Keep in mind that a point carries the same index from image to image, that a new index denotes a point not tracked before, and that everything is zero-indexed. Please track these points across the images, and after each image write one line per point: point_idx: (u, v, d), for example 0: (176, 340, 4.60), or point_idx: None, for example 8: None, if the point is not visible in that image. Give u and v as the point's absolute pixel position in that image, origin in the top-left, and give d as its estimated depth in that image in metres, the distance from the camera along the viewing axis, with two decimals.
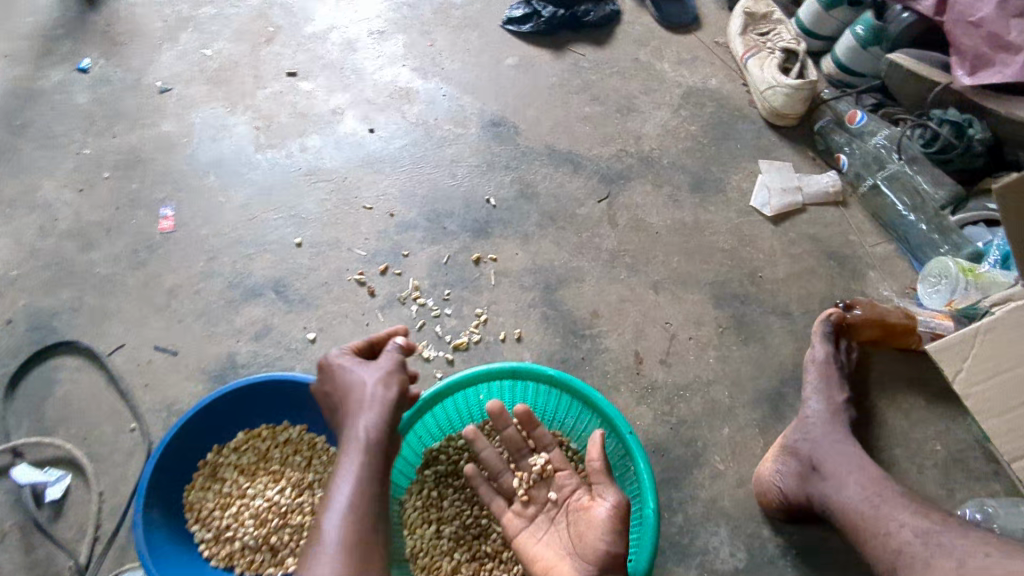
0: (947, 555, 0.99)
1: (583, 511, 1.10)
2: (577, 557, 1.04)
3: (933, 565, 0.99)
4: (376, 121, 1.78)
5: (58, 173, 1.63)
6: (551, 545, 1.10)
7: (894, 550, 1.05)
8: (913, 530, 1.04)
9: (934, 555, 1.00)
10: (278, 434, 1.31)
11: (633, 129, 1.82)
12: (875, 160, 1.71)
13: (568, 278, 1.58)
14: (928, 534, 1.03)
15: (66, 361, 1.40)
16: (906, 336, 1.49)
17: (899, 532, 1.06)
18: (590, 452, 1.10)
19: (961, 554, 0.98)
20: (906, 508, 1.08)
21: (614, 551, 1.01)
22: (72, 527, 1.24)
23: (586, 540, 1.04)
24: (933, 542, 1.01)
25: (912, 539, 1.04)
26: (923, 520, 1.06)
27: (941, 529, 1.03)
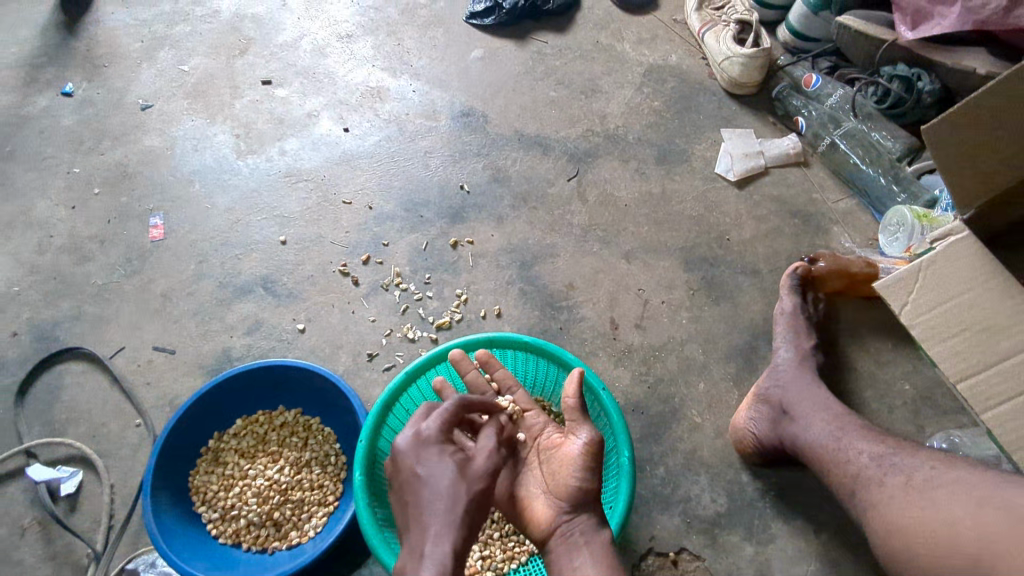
0: (898, 472, 1.06)
1: (557, 448, 1.15)
2: (552, 495, 1.08)
3: (885, 483, 1.06)
4: (350, 121, 1.85)
5: (51, 192, 1.71)
6: (526, 484, 1.13)
7: (854, 475, 1.12)
8: (870, 455, 1.12)
9: (886, 473, 1.08)
10: (275, 418, 1.39)
11: (598, 109, 1.89)
12: (831, 119, 1.78)
13: (543, 255, 1.65)
14: (882, 457, 1.11)
15: (71, 366, 1.48)
16: (869, 285, 1.55)
17: (858, 458, 1.13)
18: (564, 390, 1.15)
19: (911, 468, 1.05)
20: (863, 438, 1.17)
21: (587, 484, 1.05)
22: (87, 518, 1.32)
23: (561, 475, 1.09)
24: (886, 463, 1.09)
25: (868, 463, 1.11)
26: (879, 446, 1.14)
27: (894, 451, 1.11)
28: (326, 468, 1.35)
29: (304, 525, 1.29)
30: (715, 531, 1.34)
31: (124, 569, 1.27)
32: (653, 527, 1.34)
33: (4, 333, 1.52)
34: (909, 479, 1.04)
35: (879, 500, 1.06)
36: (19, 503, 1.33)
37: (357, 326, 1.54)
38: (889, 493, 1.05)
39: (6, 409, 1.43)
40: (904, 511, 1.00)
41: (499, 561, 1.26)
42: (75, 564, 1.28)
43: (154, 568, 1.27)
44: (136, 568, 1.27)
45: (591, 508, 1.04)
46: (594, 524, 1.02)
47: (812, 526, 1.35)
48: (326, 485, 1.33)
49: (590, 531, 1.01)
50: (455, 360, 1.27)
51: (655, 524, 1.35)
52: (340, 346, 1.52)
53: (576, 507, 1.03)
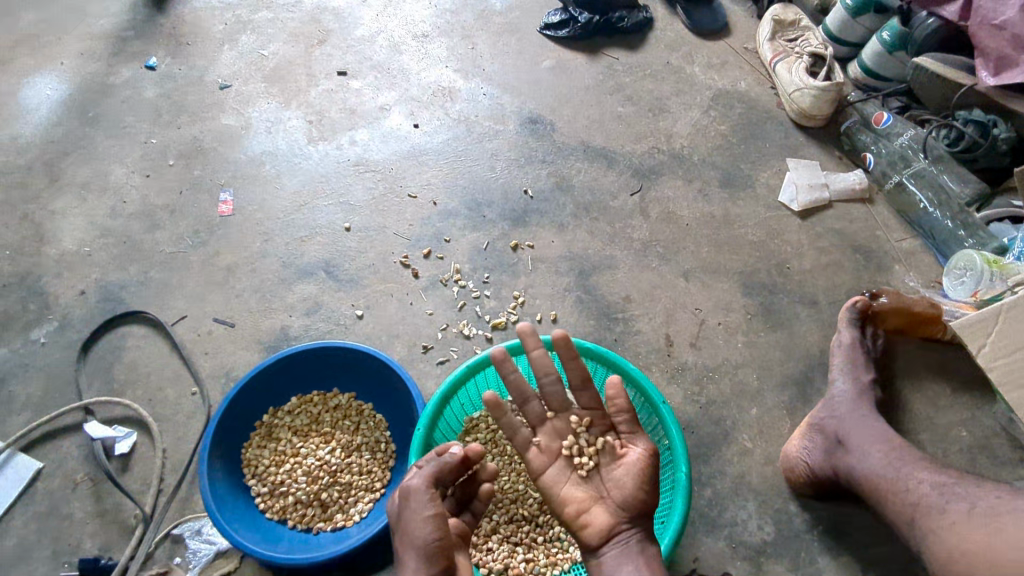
0: (961, 500, 1.06)
1: (613, 458, 1.11)
2: (611, 503, 1.07)
3: (947, 510, 1.06)
4: (420, 117, 1.88)
5: (127, 160, 1.75)
6: (580, 484, 1.11)
7: (913, 503, 1.12)
8: (930, 484, 1.12)
9: (949, 502, 1.07)
10: (329, 399, 1.40)
11: (665, 127, 1.90)
12: (901, 158, 1.76)
13: (601, 265, 1.65)
14: (942, 485, 1.11)
15: (133, 329, 1.51)
16: (931, 325, 1.54)
17: (918, 487, 1.13)
18: (616, 402, 1.12)
19: (973, 497, 1.05)
20: (924, 468, 1.16)
21: (646, 500, 1.06)
22: (138, 479, 1.34)
23: (621, 488, 1.07)
24: (947, 491, 1.09)
25: (929, 491, 1.11)
26: (940, 476, 1.13)
27: (955, 481, 1.11)
28: (376, 455, 1.35)
29: (350, 509, 1.29)
30: (760, 559, 1.32)
31: (170, 533, 1.28)
32: (697, 548, 1.33)
33: (72, 290, 1.55)
34: (972, 506, 1.04)
35: (940, 526, 1.05)
36: (74, 457, 1.35)
37: (415, 317, 1.56)
38: (950, 519, 1.04)
39: (69, 364, 1.46)
40: (969, 537, 0.99)
41: (541, 566, 1.25)
42: (121, 524, 1.29)
43: (199, 535, 1.28)
44: (181, 534, 1.28)
45: (645, 522, 1.05)
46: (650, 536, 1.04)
47: (859, 564, 1.32)
48: (374, 471, 1.33)
49: (645, 542, 1.03)
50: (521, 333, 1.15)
51: (699, 546, 1.33)
52: (395, 335, 1.53)
53: (635, 520, 1.04)
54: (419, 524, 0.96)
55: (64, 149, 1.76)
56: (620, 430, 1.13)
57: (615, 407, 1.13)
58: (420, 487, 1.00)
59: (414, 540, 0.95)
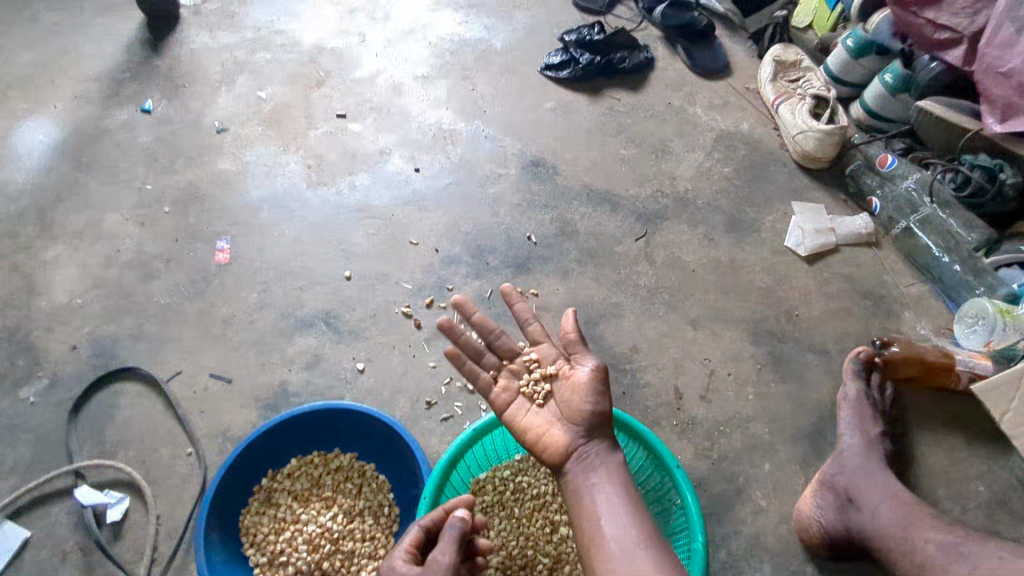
0: (966, 563, 1.06)
1: (565, 380, 1.16)
2: (567, 421, 1.12)
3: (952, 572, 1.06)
4: (421, 161, 1.85)
5: (122, 207, 1.72)
6: (539, 413, 1.16)
7: (919, 564, 1.11)
8: (938, 543, 1.10)
9: (953, 562, 1.07)
10: (330, 461, 1.35)
11: (668, 169, 1.88)
12: (908, 205, 1.75)
13: (608, 313, 1.62)
14: (949, 545, 1.09)
15: (127, 387, 1.46)
16: (945, 375, 1.51)
17: (925, 547, 1.11)
18: (565, 325, 1.17)
19: (975, 557, 1.06)
20: (933, 527, 1.14)
21: (600, 411, 1.09)
22: (130, 548, 1.28)
23: (573, 405, 1.12)
24: (953, 551, 1.08)
25: (936, 552, 1.10)
26: (948, 534, 1.11)
27: (961, 540, 1.10)
28: (379, 520, 1.30)
29: None
30: None
31: None
32: None
33: (63, 345, 1.51)
34: (974, 567, 1.05)
35: None
36: (63, 525, 1.30)
37: (417, 371, 1.52)
38: None
39: (60, 424, 1.41)
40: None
41: None
42: None
43: None
44: None
45: (605, 433, 1.09)
46: (607, 446, 1.08)
47: None
48: (377, 537, 1.28)
49: (605, 453, 1.07)
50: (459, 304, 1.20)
51: None
52: (398, 390, 1.49)
53: (593, 431, 1.08)
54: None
55: (57, 197, 1.72)
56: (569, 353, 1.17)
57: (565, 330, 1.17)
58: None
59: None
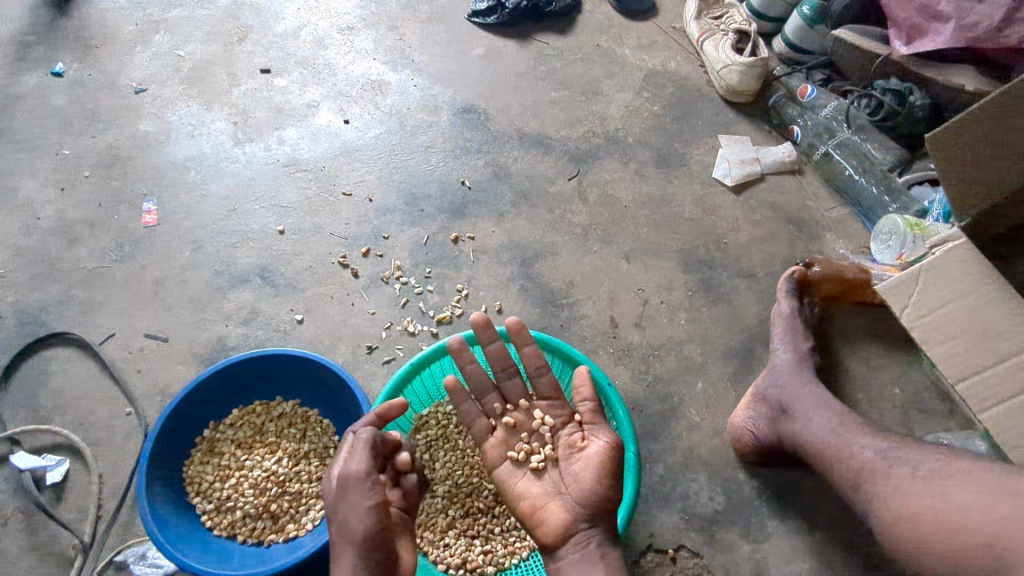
0: (903, 464, 1.08)
1: (578, 451, 1.11)
2: (569, 499, 1.07)
3: (891, 474, 1.07)
4: (351, 113, 1.83)
5: (38, 174, 1.66)
6: (538, 481, 1.12)
7: (857, 469, 1.13)
8: (874, 449, 1.14)
9: (892, 465, 1.09)
10: (272, 409, 1.37)
11: (598, 110, 1.90)
12: (826, 130, 1.81)
13: (543, 252, 1.65)
14: (885, 450, 1.12)
15: (58, 353, 1.44)
16: (862, 291, 1.59)
17: (861, 453, 1.15)
18: (579, 393, 1.15)
19: (915, 460, 1.07)
20: (866, 434, 1.18)
21: (609, 493, 1.03)
22: (74, 508, 1.28)
23: (581, 482, 1.07)
24: (891, 455, 1.11)
25: (873, 457, 1.13)
26: (882, 441, 1.15)
27: (896, 446, 1.13)
28: (325, 461, 1.32)
29: (301, 518, 1.26)
30: (713, 529, 1.35)
31: (113, 561, 1.23)
32: (652, 524, 1.35)
33: None
34: (916, 470, 1.05)
35: (886, 490, 1.06)
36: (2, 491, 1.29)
37: (357, 318, 1.53)
38: (894, 483, 1.06)
39: None
40: (914, 499, 1.01)
41: (499, 556, 1.25)
42: (59, 555, 1.24)
43: (144, 559, 1.24)
44: (125, 560, 1.23)
45: (606, 516, 1.03)
46: (608, 539, 1.02)
47: (806, 525, 1.36)
48: (324, 477, 1.30)
49: (605, 545, 1.01)
50: (476, 325, 1.18)
51: (654, 521, 1.35)
52: (339, 337, 1.50)
53: (595, 513, 1.03)
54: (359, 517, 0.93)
55: None
56: (584, 423, 1.14)
57: (580, 397, 1.15)
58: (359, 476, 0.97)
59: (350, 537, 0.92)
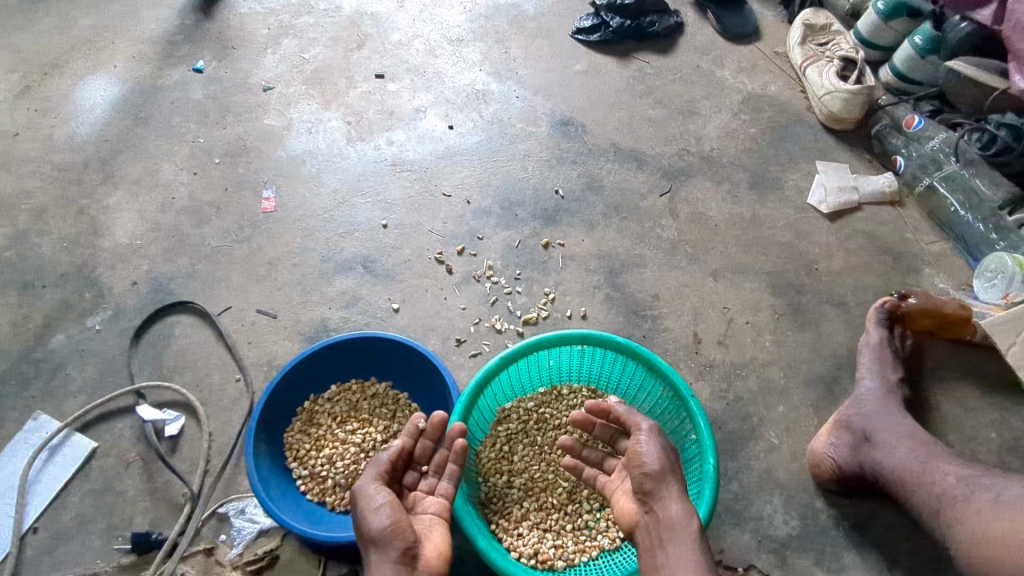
0: (986, 491, 1.09)
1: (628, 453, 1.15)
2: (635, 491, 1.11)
3: (972, 499, 1.09)
4: (455, 119, 1.94)
5: (176, 158, 1.84)
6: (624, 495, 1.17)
7: (938, 495, 1.14)
8: (957, 476, 1.14)
9: (974, 492, 1.10)
10: (366, 388, 1.46)
11: (695, 130, 1.93)
12: (932, 162, 1.78)
13: (630, 263, 1.69)
14: (968, 478, 1.13)
15: (182, 319, 1.59)
16: (961, 326, 1.54)
17: (943, 480, 1.15)
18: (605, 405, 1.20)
19: (999, 488, 1.08)
20: (949, 462, 1.18)
21: (659, 468, 1.07)
22: (186, 460, 1.41)
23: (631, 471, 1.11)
24: (972, 482, 1.11)
25: (955, 483, 1.13)
26: (967, 469, 1.15)
27: (980, 474, 1.13)
28: None
29: None
30: (786, 553, 1.34)
31: (216, 512, 1.35)
32: (723, 540, 1.35)
33: (125, 280, 1.64)
34: (997, 496, 1.07)
35: (965, 515, 1.08)
36: (127, 438, 1.44)
37: (448, 312, 1.61)
38: (975, 508, 1.07)
39: (122, 350, 1.55)
40: (993, 521, 1.03)
41: (570, 552, 1.28)
42: (170, 501, 1.37)
43: (243, 514, 1.35)
44: (227, 512, 1.35)
45: (673, 476, 1.07)
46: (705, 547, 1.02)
47: (885, 560, 1.33)
48: None
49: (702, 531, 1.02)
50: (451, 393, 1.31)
51: (725, 538, 1.35)
52: (430, 328, 1.59)
53: (661, 475, 1.06)
54: (371, 517, 1.06)
55: (116, 148, 1.86)
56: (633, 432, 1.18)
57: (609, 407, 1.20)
58: (368, 483, 1.13)
59: (366, 536, 1.06)
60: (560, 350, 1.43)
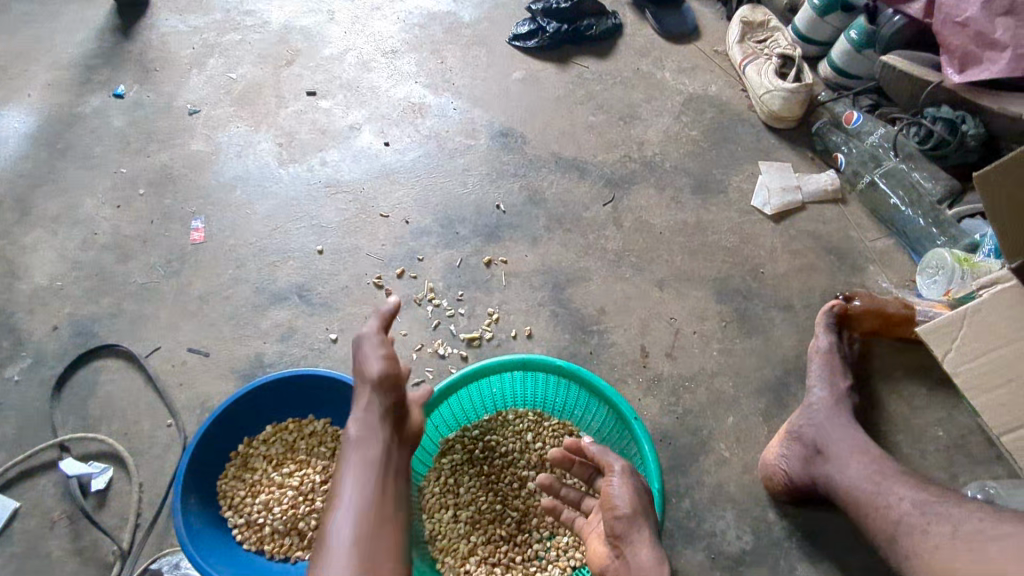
0: (943, 522, 1.02)
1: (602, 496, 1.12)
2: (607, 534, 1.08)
3: (930, 531, 1.02)
4: (391, 135, 1.88)
5: (98, 191, 1.75)
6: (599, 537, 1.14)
7: (894, 521, 1.08)
8: (912, 501, 1.09)
9: (931, 522, 1.03)
10: (303, 426, 1.39)
11: (636, 135, 1.90)
12: (872, 158, 1.76)
13: (575, 277, 1.65)
14: (925, 504, 1.07)
15: (107, 363, 1.51)
16: (904, 326, 1.52)
17: (899, 505, 1.10)
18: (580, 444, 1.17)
19: (956, 517, 1.02)
20: (902, 483, 1.13)
21: (630, 512, 1.04)
22: (115, 514, 1.34)
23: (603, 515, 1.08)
24: (929, 510, 1.05)
25: (910, 510, 1.07)
26: (920, 492, 1.10)
27: (936, 500, 1.07)
28: None
29: None
30: (740, 569, 1.32)
31: (148, 569, 1.28)
32: (676, 561, 1.33)
33: (45, 325, 1.56)
34: (956, 529, 1.00)
35: (924, 549, 1.02)
36: (51, 494, 1.36)
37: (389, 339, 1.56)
38: (933, 542, 1.01)
39: (43, 400, 1.47)
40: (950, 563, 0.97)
41: None
42: (99, 561, 1.30)
43: (178, 569, 1.28)
44: (160, 568, 1.28)
45: (644, 519, 1.05)
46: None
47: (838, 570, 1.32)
48: None
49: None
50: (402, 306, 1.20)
51: (678, 558, 1.33)
52: None
53: (632, 519, 1.04)
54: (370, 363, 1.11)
55: (33, 183, 1.76)
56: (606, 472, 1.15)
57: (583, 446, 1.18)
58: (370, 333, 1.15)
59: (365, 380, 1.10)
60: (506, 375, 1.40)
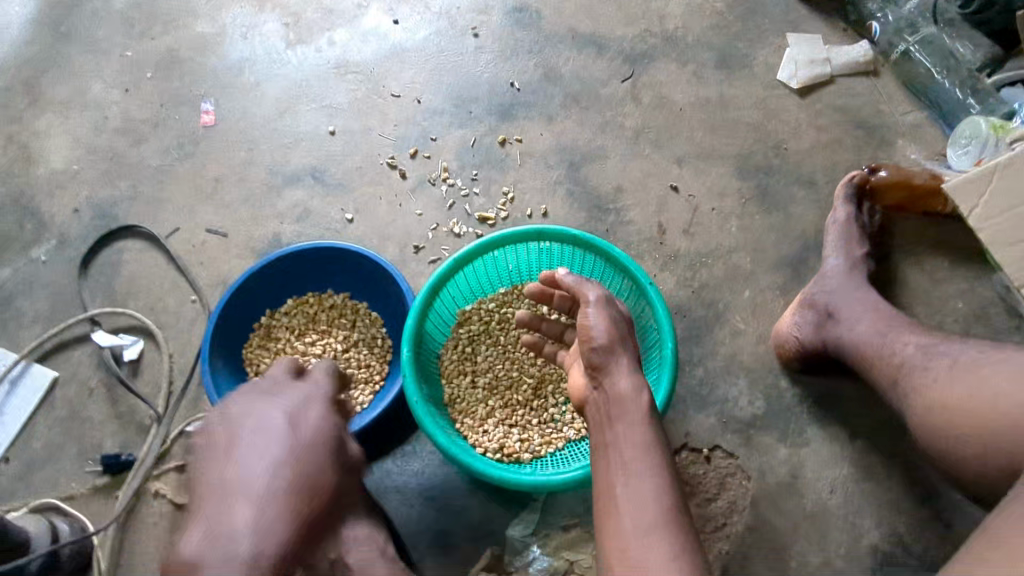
0: (942, 357, 1.06)
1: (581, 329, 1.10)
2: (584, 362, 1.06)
3: (930, 366, 1.06)
4: (399, 12, 1.79)
5: (105, 75, 1.72)
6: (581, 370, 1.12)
7: (897, 365, 1.12)
8: (916, 345, 1.12)
9: (931, 359, 1.07)
10: (323, 300, 1.42)
11: (657, 8, 1.78)
12: (908, 25, 1.67)
13: (592, 156, 1.62)
14: (927, 346, 1.10)
15: (129, 244, 1.54)
16: (932, 198, 1.48)
17: (903, 350, 1.13)
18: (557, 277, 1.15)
19: (955, 351, 1.06)
20: (911, 331, 1.16)
21: (606, 340, 1.01)
22: (149, 383, 1.41)
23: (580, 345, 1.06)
24: (931, 350, 1.09)
25: (913, 352, 1.11)
26: (925, 337, 1.13)
27: (939, 341, 1.10)
28: (374, 350, 1.39)
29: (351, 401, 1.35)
30: (750, 432, 1.37)
31: (185, 431, 1.36)
32: (687, 424, 1.37)
33: (66, 208, 1.58)
34: (953, 361, 1.04)
35: (921, 381, 1.06)
36: (86, 365, 1.42)
37: (404, 219, 1.56)
38: (931, 375, 1.05)
39: (72, 279, 1.51)
40: (950, 391, 1.00)
41: (536, 445, 1.30)
42: (139, 424, 1.38)
43: None
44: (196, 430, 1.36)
45: (622, 348, 1.02)
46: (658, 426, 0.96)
47: (847, 432, 1.36)
48: (372, 365, 1.38)
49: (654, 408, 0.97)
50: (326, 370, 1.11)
51: (689, 422, 1.37)
52: (387, 237, 1.55)
53: (609, 348, 1.01)
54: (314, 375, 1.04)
55: (40, 68, 1.74)
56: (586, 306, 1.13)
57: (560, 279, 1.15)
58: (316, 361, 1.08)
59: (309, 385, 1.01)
60: (520, 247, 1.38)
